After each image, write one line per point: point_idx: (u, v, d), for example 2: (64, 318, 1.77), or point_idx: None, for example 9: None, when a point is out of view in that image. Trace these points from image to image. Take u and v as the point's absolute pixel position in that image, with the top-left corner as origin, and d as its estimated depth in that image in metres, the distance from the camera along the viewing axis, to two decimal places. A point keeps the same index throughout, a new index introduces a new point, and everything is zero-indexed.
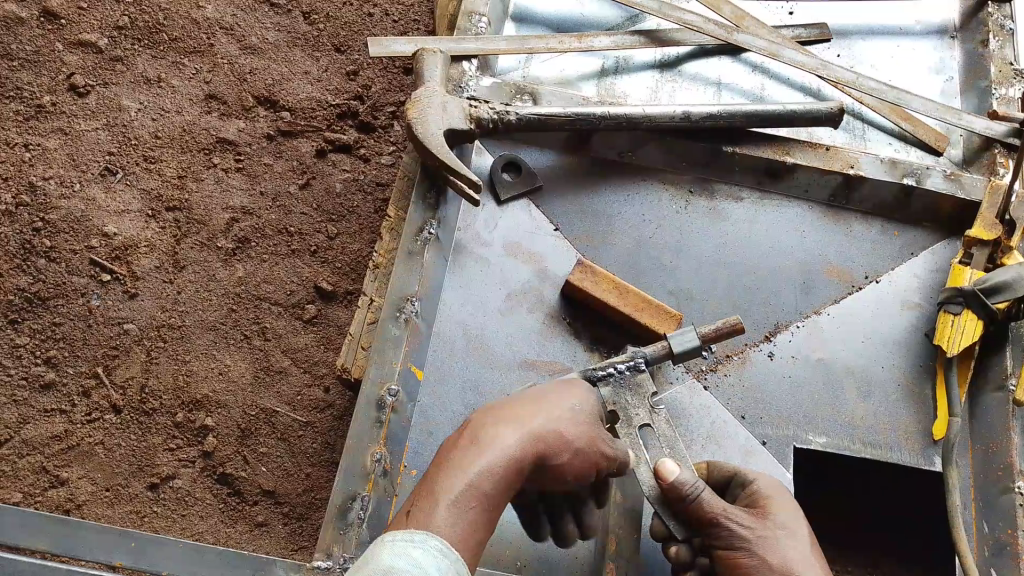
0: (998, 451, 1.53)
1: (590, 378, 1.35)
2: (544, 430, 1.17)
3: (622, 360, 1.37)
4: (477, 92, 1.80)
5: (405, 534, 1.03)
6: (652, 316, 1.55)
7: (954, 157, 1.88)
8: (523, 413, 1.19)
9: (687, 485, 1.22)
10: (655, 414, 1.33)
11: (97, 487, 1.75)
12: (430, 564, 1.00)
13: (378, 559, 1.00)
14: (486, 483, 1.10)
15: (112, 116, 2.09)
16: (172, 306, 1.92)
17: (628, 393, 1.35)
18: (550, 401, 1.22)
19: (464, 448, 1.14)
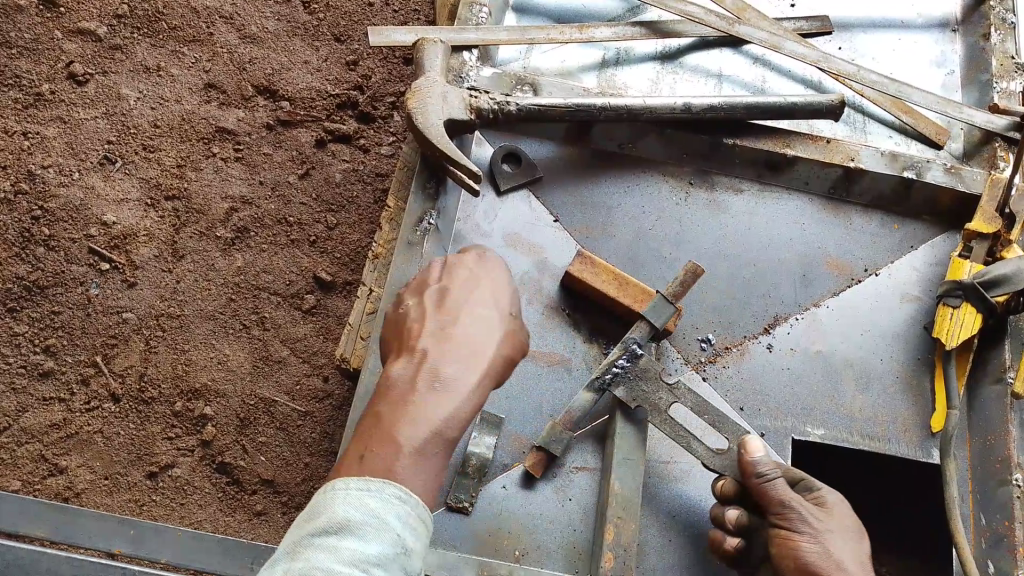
0: (996, 443, 1.53)
1: (602, 387, 1.44)
2: (494, 354, 1.14)
3: (616, 356, 1.46)
4: (477, 83, 1.79)
5: (357, 481, 1.00)
6: None
7: (955, 150, 1.88)
8: (472, 338, 1.13)
9: (765, 466, 1.32)
10: (675, 392, 1.44)
11: (95, 476, 1.75)
12: (389, 514, 0.98)
13: (333, 509, 0.97)
14: (452, 426, 1.08)
15: (111, 105, 2.08)
16: (171, 296, 1.92)
17: (639, 381, 1.44)
18: (487, 312, 1.17)
19: (421, 389, 1.08)
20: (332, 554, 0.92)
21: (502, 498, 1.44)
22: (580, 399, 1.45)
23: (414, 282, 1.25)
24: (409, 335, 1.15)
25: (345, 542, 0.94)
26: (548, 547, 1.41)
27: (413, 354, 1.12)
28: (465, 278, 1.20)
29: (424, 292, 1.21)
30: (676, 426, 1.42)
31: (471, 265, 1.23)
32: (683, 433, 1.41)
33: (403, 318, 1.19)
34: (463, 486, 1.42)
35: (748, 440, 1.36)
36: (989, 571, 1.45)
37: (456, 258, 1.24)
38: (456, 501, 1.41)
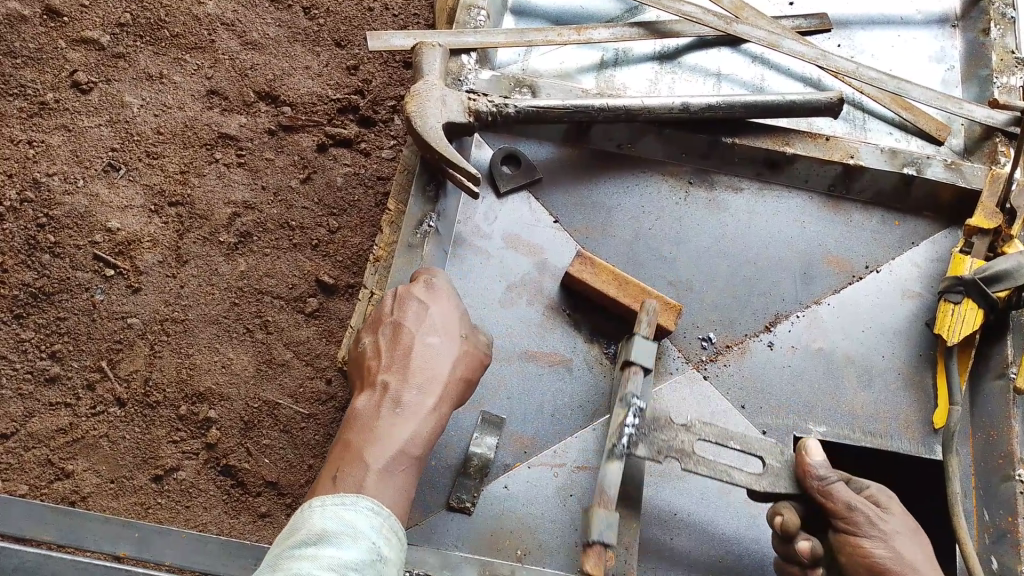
0: (999, 439, 1.53)
1: (624, 453, 1.33)
2: (446, 379, 1.29)
3: (622, 419, 1.36)
4: (476, 86, 1.80)
5: (332, 499, 1.12)
6: None
7: (955, 145, 1.89)
8: (425, 366, 1.28)
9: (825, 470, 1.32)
10: (688, 430, 1.38)
11: (102, 479, 1.77)
12: (363, 524, 1.10)
13: (311, 523, 1.07)
14: (416, 445, 1.23)
15: (114, 112, 2.10)
16: (174, 300, 1.94)
17: (655, 433, 1.37)
18: (436, 339, 1.32)
19: (384, 416, 1.23)
20: (314, 560, 1.01)
21: (503, 499, 1.45)
22: (612, 473, 1.31)
23: (370, 318, 1.40)
24: (370, 369, 1.30)
25: (325, 549, 1.03)
26: (550, 546, 1.42)
27: (374, 386, 1.27)
28: (415, 308, 1.35)
29: (379, 328, 1.35)
30: (709, 462, 1.35)
31: (419, 294, 1.37)
32: (721, 467, 1.35)
33: (363, 353, 1.34)
34: (465, 486, 1.44)
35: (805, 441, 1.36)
36: (992, 566, 1.45)
37: (405, 289, 1.38)
38: (458, 502, 1.42)
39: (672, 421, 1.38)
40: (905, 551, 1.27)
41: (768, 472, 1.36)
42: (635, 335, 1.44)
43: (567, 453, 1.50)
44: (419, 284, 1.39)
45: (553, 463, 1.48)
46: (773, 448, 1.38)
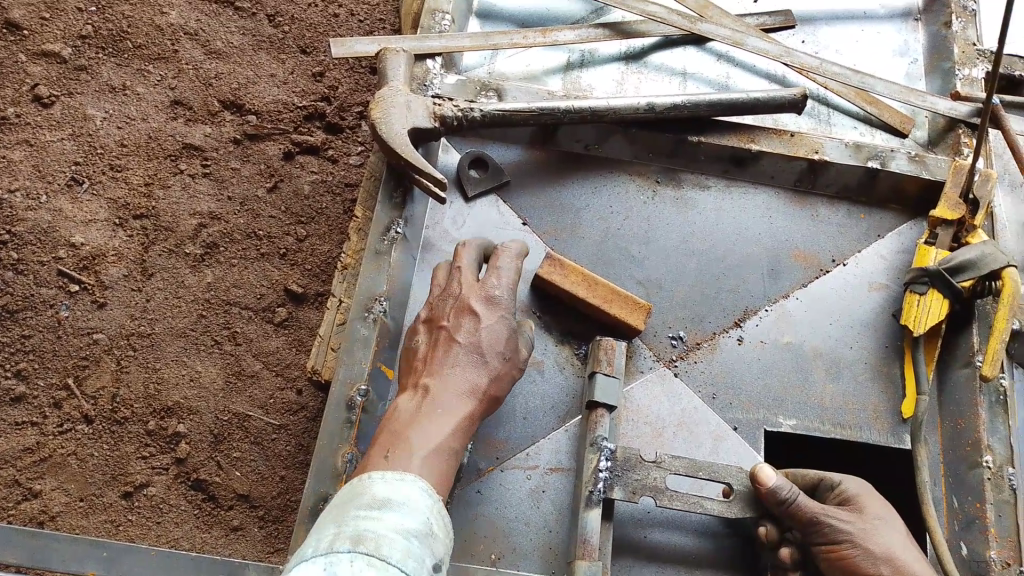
0: (965, 426, 1.54)
1: (602, 499, 1.37)
2: (482, 392, 1.30)
3: (594, 465, 1.39)
4: (441, 90, 1.79)
5: (390, 473, 1.11)
6: (620, 309, 1.55)
7: (919, 138, 1.90)
8: (461, 372, 1.29)
9: (787, 490, 1.28)
10: (659, 466, 1.39)
11: (71, 498, 1.75)
12: (423, 499, 1.09)
13: (373, 490, 1.08)
14: (453, 438, 1.23)
15: (76, 126, 2.08)
16: (140, 315, 1.92)
17: (628, 474, 1.39)
18: (477, 355, 1.31)
19: (427, 409, 1.24)
20: (377, 522, 1.01)
21: (478, 502, 1.44)
22: (593, 521, 1.34)
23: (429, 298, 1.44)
24: (416, 368, 1.33)
25: (387, 515, 1.03)
26: (524, 549, 1.41)
27: (416, 386, 1.29)
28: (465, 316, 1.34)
29: (432, 330, 1.37)
30: (682, 496, 1.37)
31: (473, 306, 1.34)
32: (693, 499, 1.36)
33: (412, 354, 1.37)
34: None
35: (759, 469, 1.30)
36: (962, 553, 1.46)
37: (462, 293, 1.37)
38: None
39: (642, 459, 1.40)
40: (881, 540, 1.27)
41: (737, 497, 1.36)
42: (596, 376, 1.47)
43: (538, 456, 1.49)
44: (477, 293, 1.37)
45: (526, 466, 1.48)
46: (739, 473, 1.37)
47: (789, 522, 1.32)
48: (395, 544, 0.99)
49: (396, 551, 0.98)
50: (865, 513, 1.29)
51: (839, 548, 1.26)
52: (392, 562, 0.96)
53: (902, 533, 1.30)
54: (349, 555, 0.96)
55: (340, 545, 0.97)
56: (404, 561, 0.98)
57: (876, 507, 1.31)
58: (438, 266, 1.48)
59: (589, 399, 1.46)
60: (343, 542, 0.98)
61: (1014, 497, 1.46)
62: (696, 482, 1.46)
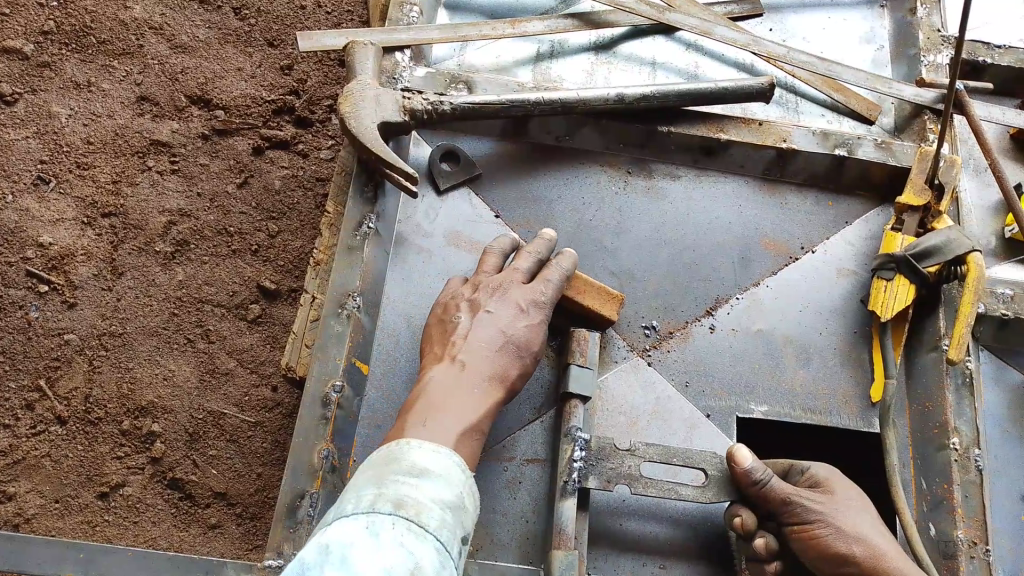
0: (933, 409, 1.57)
1: (576, 489, 1.38)
2: (512, 382, 1.31)
3: (569, 455, 1.40)
4: (411, 83, 1.77)
5: (429, 443, 1.12)
6: (593, 299, 1.53)
7: (886, 124, 1.93)
8: (495, 358, 1.30)
9: (760, 472, 1.31)
10: (633, 453, 1.41)
11: (46, 500, 1.76)
12: (458, 472, 1.11)
13: (413, 457, 1.09)
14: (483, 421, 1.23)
15: (42, 123, 2.11)
16: (112, 314, 1.93)
17: (602, 463, 1.40)
18: (513, 346, 1.33)
19: (466, 385, 1.25)
20: (416, 489, 1.04)
21: None
22: (568, 511, 1.36)
23: (472, 280, 1.43)
24: (453, 344, 1.32)
25: (425, 484, 1.05)
26: (504, 540, 1.43)
27: (453, 360, 1.29)
28: (506, 303, 1.36)
29: (474, 313, 1.36)
30: (657, 483, 1.39)
31: (519, 303, 1.37)
32: (668, 486, 1.38)
33: (451, 329, 1.35)
34: None
35: (736, 450, 1.32)
36: (931, 533, 1.49)
37: (511, 289, 1.39)
38: None
39: (617, 448, 1.42)
40: (848, 522, 1.30)
41: (712, 482, 1.37)
42: (570, 367, 1.47)
43: (517, 447, 1.49)
44: (524, 292, 1.39)
45: (502, 458, 1.48)
46: (712, 459, 1.39)
47: (762, 505, 1.35)
48: (433, 513, 1.02)
49: (434, 520, 1.01)
50: (836, 493, 1.34)
51: (811, 529, 1.29)
52: (429, 529, 1.00)
53: (872, 515, 1.33)
54: (391, 517, 0.99)
55: (382, 507, 1.00)
56: (440, 530, 1.02)
57: (846, 489, 1.35)
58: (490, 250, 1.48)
59: (565, 390, 1.47)
60: (384, 505, 1.01)
61: (979, 477, 1.50)
62: (670, 468, 1.48)
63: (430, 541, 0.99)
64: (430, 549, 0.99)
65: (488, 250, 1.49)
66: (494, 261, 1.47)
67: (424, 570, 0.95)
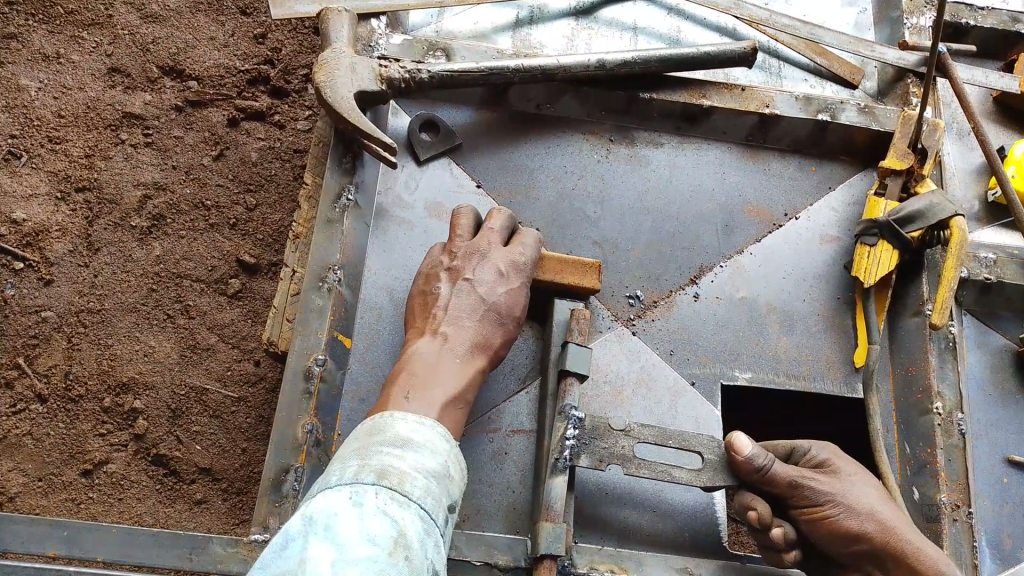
0: (916, 373, 1.58)
1: (567, 466, 1.34)
2: (494, 350, 1.32)
3: (562, 433, 1.36)
4: (387, 51, 1.74)
5: (413, 415, 1.11)
6: (574, 274, 1.51)
7: (869, 88, 1.92)
8: (477, 328, 1.30)
9: (762, 458, 1.28)
10: (627, 433, 1.38)
11: (29, 478, 1.75)
12: (442, 443, 1.10)
13: (396, 428, 1.08)
14: (469, 389, 1.25)
15: (10, 97, 2.08)
16: (89, 291, 1.92)
17: (596, 442, 1.37)
18: (494, 313, 1.32)
19: (448, 356, 1.25)
20: (399, 459, 1.03)
21: None
22: (558, 487, 1.32)
23: (449, 245, 1.42)
24: (434, 317, 1.31)
25: (409, 454, 1.04)
26: (488, 510, 1.42)
27: (434, 333, 1.28)
28: (487, 267, 1.35)
29: (454, 282, 1.34)
30: (650, 464, 1.36)
31: (499, 267, 1.35)
32: (662, 467, 1.35)
33: (431, 300, 1.34)
34: None
35: (732, 437, 1.30)
36: (914, 497, 1.51)
37: (490, 252, 1.38)
38: None
39: (611, 428, 1.38)
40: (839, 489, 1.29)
41: (708, 466, 1.35)
42: (568, 345, 1.42)
43: (501, 419, 1.49)
44: (503, 255, 1.38)
45: (487, 430, 1.48)
46: (710, 442, 1.36)
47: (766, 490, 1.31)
48: (417, 482, 1.01)
49: (418, 488, 1.00)
50: (840, 473, 1.30)
51: (820, 510, 1.26)
52: (413, 498, 0.98)
53: (876, 489, 1.30)
54: (374, 487, 0.97)
55: (365, 476, 0.98)
56: (424, 498, 1.00)
57: (847, 466, 1.32)
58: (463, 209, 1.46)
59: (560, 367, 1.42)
60: (367, 474, 0.98)
61: (962, 441, 1.52)
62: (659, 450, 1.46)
63: (413, 509, 0.97)
64: (414, 517, 0.97)
65: (460, 212, 1.46)
66: (468, 220, 1.44)
67: (408, 538, 0.94)
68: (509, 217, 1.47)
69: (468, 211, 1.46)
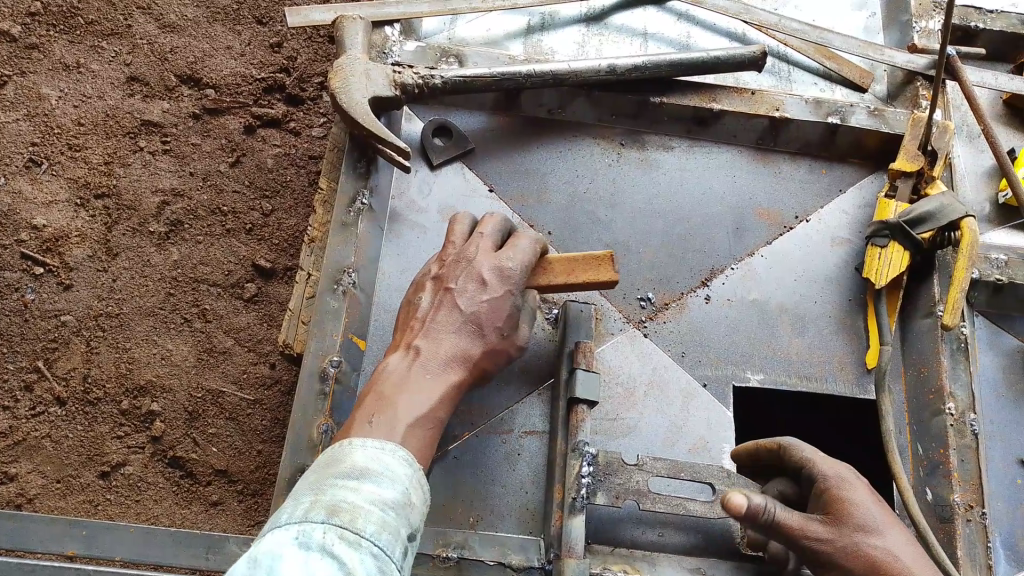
0: (928, 374, 1.58)
1: (584, 505, 1.33)
2: (474, 362, 1.29)
3: (577, 471, 1.35)
4: (401, 58, 1.76)
5: (374, 441, 1.11)
6: (586, 273, 1.40)
7: (879, 92, 1.91)
8: (454, 340, 1.28)
9: (763, 510, 1.15)
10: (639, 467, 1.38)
11: (48, 480, 1.78)
12: (403, 471, 1.09)
13: (354, 458, 1.08)
14: (442, 405, 1.23)
15: (31, 106, 2.13)
16: (108, 295, 1.95)
17: (610, 478, 1.37)
18: (473, 327, 1.29)
19: (420, 371, 1.24)
20: (354, 492, 1.03)
21: (455, 468, 1.44)
22: (577, 529, 1.31)
23: (441, 256, 1.41)
24: (412, 329, 1.32)
25: (365, 486, 1.04)
26: (502, 511, 1.42)
27: (409, 348, 1.28)
28: (469, 277, 1.32)
29: (437, 291, 1.34)
30: (665, 498, 1.35)
31: (482, 275, 1.32)
32: (677, 501, 1.35)
33: (413, 310, 1.35)
34: None
35: (729, 498, 1.12)
36: (927, 498, 1.51)
37: (477, 259, 1.35)
38: None
39: (624, 462, 1.38)
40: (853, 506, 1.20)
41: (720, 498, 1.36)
42: (577, 371, 1.42)
43: (513, 421, 1.49)
44: (489, 262, 1.34)
45: (500, 430, 1.48)
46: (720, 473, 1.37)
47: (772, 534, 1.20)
48: (371, 516, 1.00)
49: (372, 524, 0.99)
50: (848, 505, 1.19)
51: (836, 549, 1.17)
52: (365, 535, 0.97)
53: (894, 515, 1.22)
54: (323, 525, 0.97)
55: (315, 514, 0.98)
56: (378, 535, 0.99)
57: (857, 495, 1.20)
58: (459, 220, 1.45)
59: (570, 395, 1.41)
60: (318, 511, 0.99)
61: (976, 441, 1.51)
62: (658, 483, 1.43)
63: (365, 548, 0.96)
64: (365, 556, 0.96)
65: (458, 218, 1.46)
66: (463, 229, 1.43)
67: None
68: (506, 219, 1.45)
69: (466, 217, 1.46)
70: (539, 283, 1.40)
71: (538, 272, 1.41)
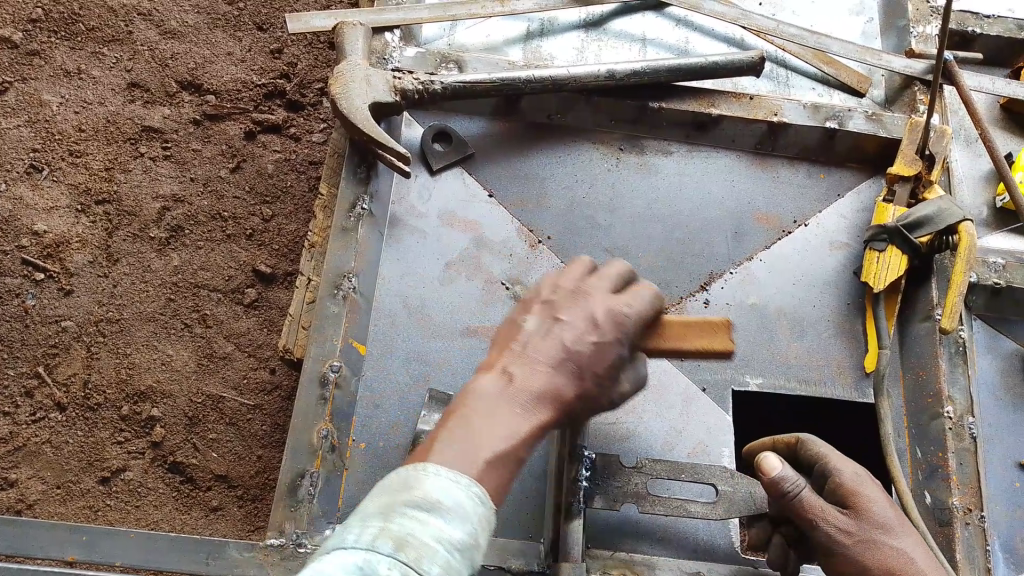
0: (927, 377, 1.59)
1: (582, 508, 1.32)
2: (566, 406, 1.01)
3: (574, 475, 1.32)
4: (401, 63, 1.77)
5: (451, 470, 0.89)
6: (703, 340, 1.11)
7: (876, 97, 1.93)
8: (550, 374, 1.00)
9: (791, 483, 1.16)
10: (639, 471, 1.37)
11: (47, 486, 1.78)
12: (478, 512, 0.88)
13: (428, 485, 0.87)
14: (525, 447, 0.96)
15: (33, 112, 2.13)
16: (108, 300, 1.96)
17: (608, 482, 1.37)
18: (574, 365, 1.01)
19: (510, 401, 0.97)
20: (421, 528, 0.84)
21: None
22: (576, 532, 1.30)
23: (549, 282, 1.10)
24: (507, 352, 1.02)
25: (433, 523, 0.85)
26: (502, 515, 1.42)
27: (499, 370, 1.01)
28: (581, 313, 1.05)
29: (543, 319, 1.05)
30: (664, 501, 1.35)
31: (594, 314, 1.04)
32: (677, 503, 1.35)
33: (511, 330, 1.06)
34: None
35: (762, 457, 1.16)
36: (926, 501, 1.51)
37: (593, 294, 1.07)
38: None
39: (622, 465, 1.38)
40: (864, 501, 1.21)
41: (723, 498, 1.35)
42: None
43: None
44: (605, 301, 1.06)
45: None
46: (722, 474, 1.37)
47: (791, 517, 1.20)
48: (435, 563, 0.82)
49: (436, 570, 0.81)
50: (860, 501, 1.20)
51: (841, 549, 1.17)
52: None
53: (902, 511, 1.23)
54: (385, 562, 0.80)
55: (378, 545, 0.81)
56: None
57: (873, 492, 1.21)
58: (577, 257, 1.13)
59: None
60: (383, 542, 0.82)
61: (974, 444, 1.51)
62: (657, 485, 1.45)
63: None
64: None
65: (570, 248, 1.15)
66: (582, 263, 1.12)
67: None
68: (633, 269, 1.13)
69: None
70: (646, 345, 1.11)
71: (653, 331, 1.11)
